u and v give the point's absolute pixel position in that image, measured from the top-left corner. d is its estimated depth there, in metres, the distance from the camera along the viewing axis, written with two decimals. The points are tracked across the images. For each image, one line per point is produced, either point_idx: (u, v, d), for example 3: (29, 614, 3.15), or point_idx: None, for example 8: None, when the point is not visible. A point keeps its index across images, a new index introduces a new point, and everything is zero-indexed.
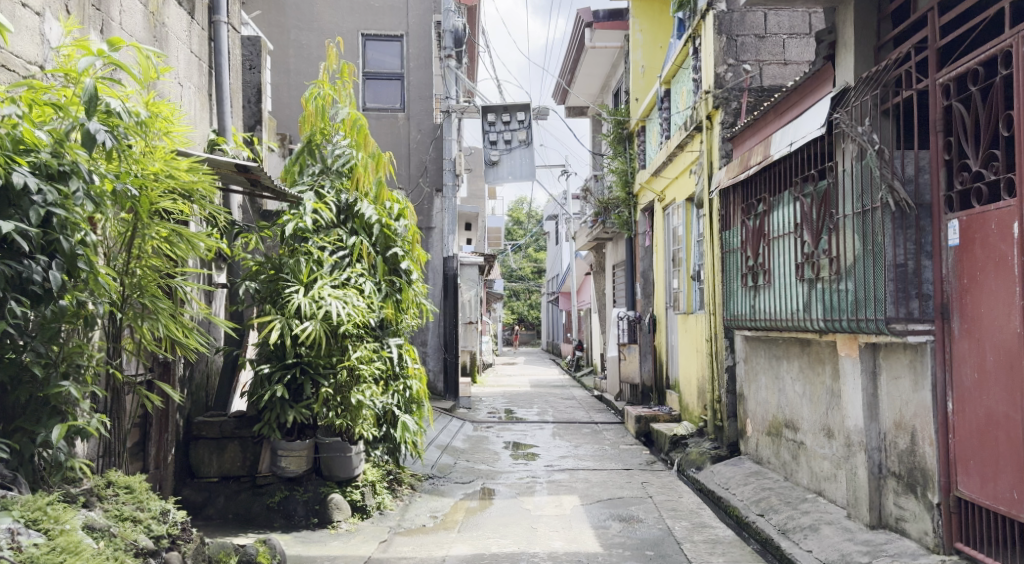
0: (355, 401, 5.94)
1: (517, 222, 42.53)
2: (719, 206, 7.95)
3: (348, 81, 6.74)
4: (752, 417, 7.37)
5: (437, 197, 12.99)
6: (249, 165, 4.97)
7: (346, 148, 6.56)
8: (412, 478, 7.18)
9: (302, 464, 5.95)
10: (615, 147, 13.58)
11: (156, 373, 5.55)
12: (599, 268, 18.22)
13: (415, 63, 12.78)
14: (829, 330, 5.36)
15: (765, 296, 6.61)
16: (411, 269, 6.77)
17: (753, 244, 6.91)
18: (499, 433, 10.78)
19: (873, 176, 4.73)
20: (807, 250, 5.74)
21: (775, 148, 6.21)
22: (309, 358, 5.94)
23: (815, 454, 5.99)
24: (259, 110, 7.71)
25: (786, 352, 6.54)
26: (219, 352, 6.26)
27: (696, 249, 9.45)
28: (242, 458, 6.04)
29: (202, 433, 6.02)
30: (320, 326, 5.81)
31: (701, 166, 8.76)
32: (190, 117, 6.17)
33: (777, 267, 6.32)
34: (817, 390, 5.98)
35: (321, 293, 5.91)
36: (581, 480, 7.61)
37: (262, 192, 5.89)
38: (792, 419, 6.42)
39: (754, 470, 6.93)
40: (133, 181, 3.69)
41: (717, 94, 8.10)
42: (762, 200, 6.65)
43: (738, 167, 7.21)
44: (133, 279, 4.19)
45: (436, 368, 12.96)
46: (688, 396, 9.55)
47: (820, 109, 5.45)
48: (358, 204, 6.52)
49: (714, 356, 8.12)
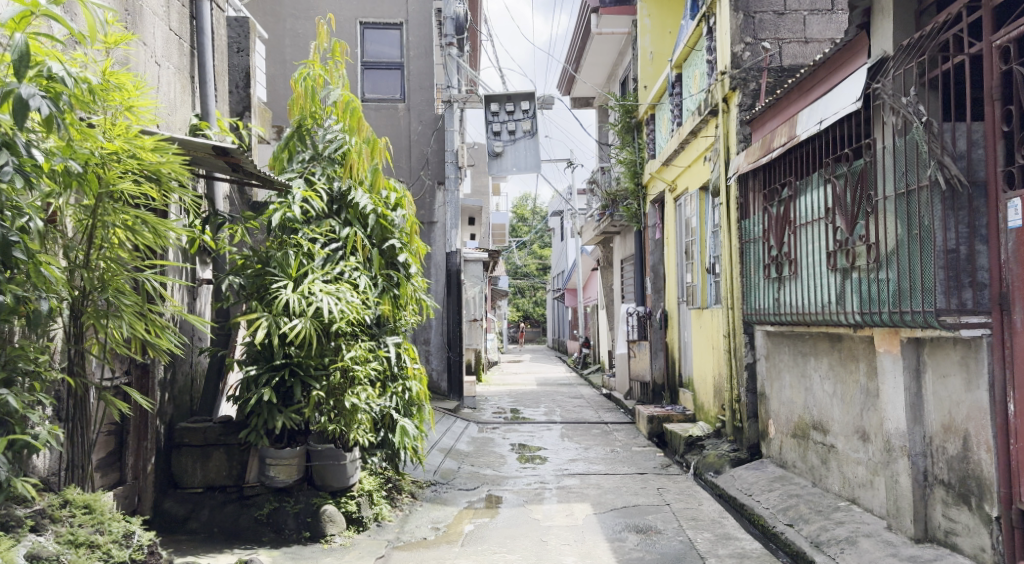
0: (351, 405, 5.49)
1: (521, 219, 42.10)
2: (736, 193, 7.49)
3: (341, 61, 6.28)
4: (775, 417, 6.89)
5: (439, 190, 12.49)
6: (229, 148, 4.52)
7: (340, 133, 6.13)
8: (412, 485, 6.72)
9: (292, 474, 5.49)
10: (623, 136, 13.07)
11: (134, 378, 5.22)
12: (606, 263, 17.70)
13: (415, 52, 12.35)
14: (865, 324, 4.90)
15: (790, 288, 6.13)
16: (409, 262, 6.29)
17: (777, 232, 6.42)
18: (505, 435, 10.32)
19: (921, 153, 4.24)
20: (840, 237, 5.26)
21: (801, 127, 5.74)
22: (299, 358, 5.48)
23: (849, 458, 5.53)
24: (248, 95, 7.25)
25: (814, 348, 6.09)
26: (204, 353, 5.81)
27: (711, 240, 8.98)
28: (228, 466, 5.59)
29: (185, 440, 5.60)
30: (311, 324, 5.35)
31: (716, 152, 8.28)
32: (169, 103, 5.72)
33: (805, 256, 5.84)
34: (851, 390, 5.51)
35: (311, 289, 5.46)
36: (594, 486, 7.15)
37: (249, 179, 5.42)
38: (821, 420, 5.97)
39: (779, 475, 6.46)
40: (77, 157, 3.26)
41: (734, 75, 7.65)
42: (787, 185, 6.18)
43: (758, 150, 6.73)
44: (94, 274, 3.74)
45: (439, 368, 12.51)
46: (703, 395, 9.09)
47: (856, 82, 4.97)
48: (353, 193, 6.10)
49: (733, 353, 7.62)
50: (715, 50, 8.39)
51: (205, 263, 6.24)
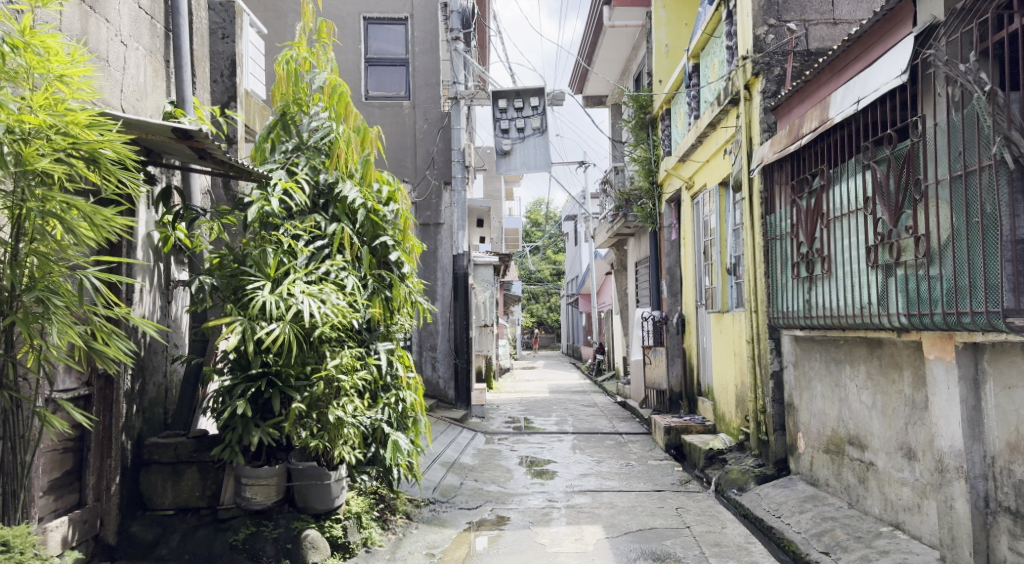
0: (335, 419, 4.95)
1: (534, 223, 41.55)
2: (759, 185, 6.93)
3: (329, 43, 5.80)
4: (805, 431, 6.30)
5: (446, 190, 11.99)
6: (190, 130, 4.03)
7: (326, 120, 5.62)
8: (407, 505, 6.15)
9: (271, 495, 4.97)
10: (637, 133, 12.43)
11: (97, 388, 4.72)
12: (620, 266, 17.10)
13: (421, 47, 11.87)
14: (912, 328, 4.33)
15: (822, 288, 5.55)
16: (402, 262, 5.78)
17: (807, 227, 5.85)
18: (514, 446, 9.75)
19: (983, 128, 3.67)
20: (881, 229, 4.67)
21: (836, 109, 5.18)
22: (278, 366, 4.95)
23: (891, 478, 4.95)
24: (233, 85, 6.70)
25: (850, 355, 5.52)
26: (177, 360, 5.30)
27: (731, 239, 8.41)
28: (202, 487, 5.07)
29: (154, 457, 5.07)
30: (291, 329, 4.83)
31: (737, 144, 7.72)
32: (139, 88, 5.20)
33: (840, 253, 5.26)
34: (893, 402, 4.94)
35: (291, 290, 4.92)
36: (606, 505, 6.57)
37: (223, 169, 4.92)
38: (859, 435, 5.41)
39: (811, 495, 5.88)
40: None
41: (756, 59, 7.09)
42: (818, 174, 5.61)
43: (786, 138, 6.17)
44: (18, 273, 3.21)
45: (446, 375, 11.93)
46: (723, 404, 8.51)
47: (901, 53, 4.39)
48: (341, 185, 5.57)
49: (757, 359, 7.04)
50: (735, 35, 7.84)
51: (180, 263, 5.73)
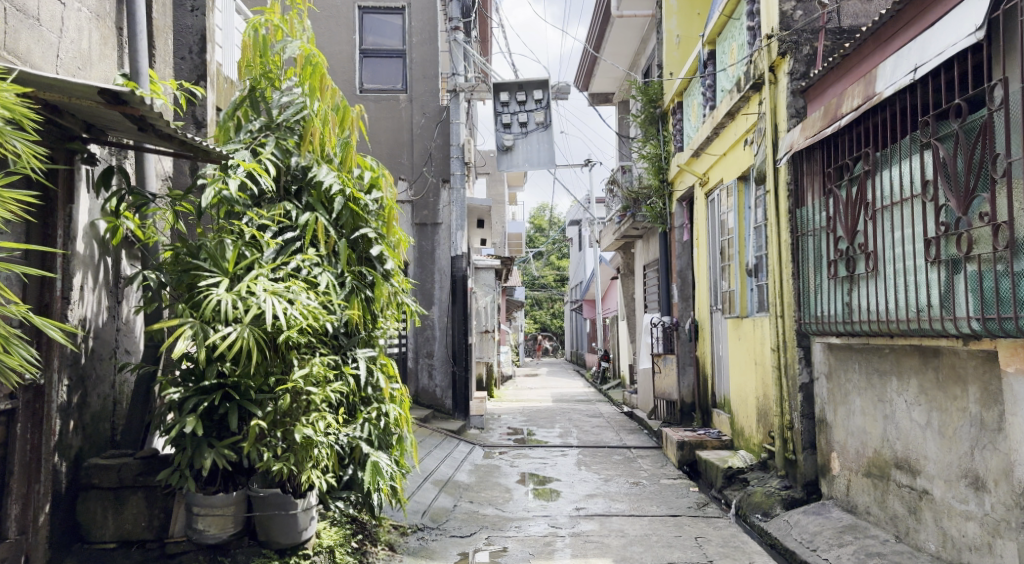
0: (303, 438, 4.24)
1: (539, 229, 41.02)
2: (788, 175, 6.22)
3: (304, 10, 5.10)
4: (840, 451, 5.59)
5: (444, 188, 11.27)
6: (118, 91, 3.35)
7: (300, 95, 4.89)
8: (391, 534, 5.44)
9: (227, 527, 4.27)
10: (647, 128, 11.72)
11: (23, 403, 3.99)
12: (628, 270, 16.38)
13: (418, 38, 11.18)
14: (989, 335, 3.62)
15: (866, 289, 4.85)
16: (386, 257, 5.07)
17: (847, 219, 5.14)
18: (514, 462, 9.03)
19: None
20: (945, 218, 3.98)
21: (885, 82, 4.50)
22: (235, 377, 4.26)
23: (951, 511, 4.25)
24: (204, 62, 6.00)
25: (898, 365, 4.82)
26: (125, 368, 4.58)
27: (753, 238, 7.69)
28: (148, 517, 4.38)
29: (94, 481, 4.34)
30: (251, 333, 4.12)
31: (761, 132, 7.02)
32: (81, 55, 4.50)
33: (890, 247, 4.57)
34: (954, 423, 4.23)
35: (252, 287, 4.21)
36: (616, 533, 5.87)
37: (170, 143, 4.24)
38: (908, 459, 4.70)
39: (849, 524, 5.18)
40: None
41: (783, 37, 6.37)
42: (862, 158, 4.91)
43: (820, 120, 5.47)
44: None
45: (443, 384, 11.16)
46: (742, 417, 7.80)
47: (974, 6, 3.70)
48: (315, 169, 4.87)
49: (784, 370, 6.32)
50: (758, 13, 7.14)
51: (132, 257, 5.05)
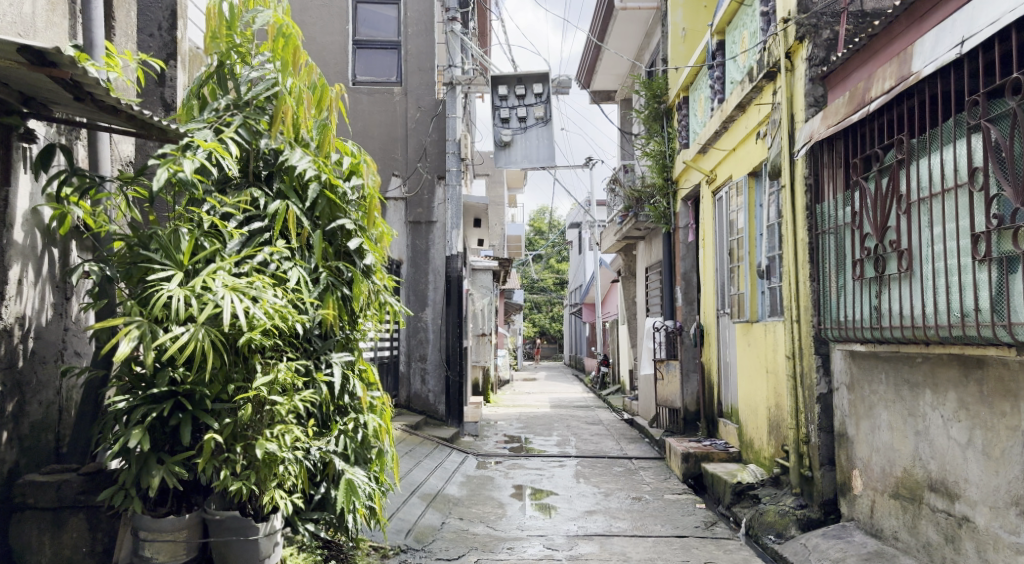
0: (266, 454, 3.75)
1: (540, 232, 40.48)
2: (806, 168, 5.72)
3: None
4: (863, 469, 5.10)
5: (439, 185, 10.76)
6: (41, 48, 2.92)
7: (271, 71, 4.39)
8: (368, 557, 4.94)
9: (179, 555, 3.77)
10: (651, 125, 11.23)
11: None
12: (629, 273, 15.90)
13: (414, 29, 10.70)
14: None
15: (898, 290, 4.37)
16: (367, 252, 4.56)
17: (875, 214, 4.64)
18: (509, 473, 8.53)
19: None
20: (999, 210, 3.50)
21: (923, 60, 4.02)
22: (188, 384, 3.76)
23: (998, 542, 3.76)
24: (173, 40, 5.47)
25: (933, 376, 4.32)
26: (69, 372, 4.06)
27: (765, 238, 7.19)
28: (90, 542, 3.94)
29: (29, 501, 3.83)
30: (206, 335, 3.62)
31: (775, 124, 6.54)
32: (22, 20, 4.02)
33: (929, 243, 4.08)
34: (1002, 443, 3.74)
35: (210, 282, 3.72)
36: (618, 557, 5.38)
37: (115, 119, 3.83)
38: (944, 480, 4.22)
39: (875, 551, 4.69)
40: None
41: (801, 20, 5.89)
42: (895, 145, 4.41)
43: (844, 107, 4.97)
44: None
45: (437, 389, 10.66)
46: (751, 429, 7.30)
47: None
48: (288, 153, 4.36)
49: (800, 379, 5.83)
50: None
51: (82, 248, 4.56)
